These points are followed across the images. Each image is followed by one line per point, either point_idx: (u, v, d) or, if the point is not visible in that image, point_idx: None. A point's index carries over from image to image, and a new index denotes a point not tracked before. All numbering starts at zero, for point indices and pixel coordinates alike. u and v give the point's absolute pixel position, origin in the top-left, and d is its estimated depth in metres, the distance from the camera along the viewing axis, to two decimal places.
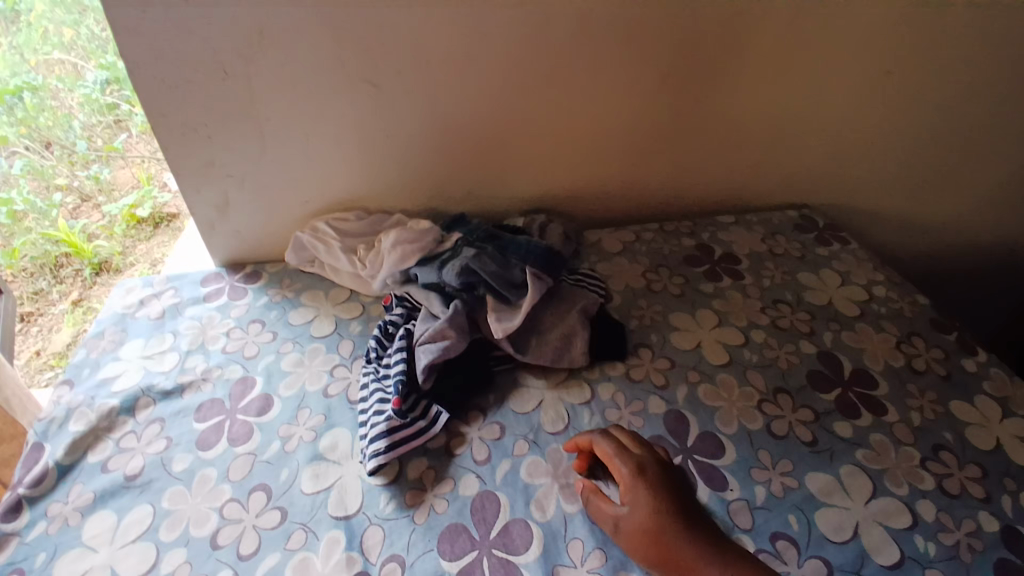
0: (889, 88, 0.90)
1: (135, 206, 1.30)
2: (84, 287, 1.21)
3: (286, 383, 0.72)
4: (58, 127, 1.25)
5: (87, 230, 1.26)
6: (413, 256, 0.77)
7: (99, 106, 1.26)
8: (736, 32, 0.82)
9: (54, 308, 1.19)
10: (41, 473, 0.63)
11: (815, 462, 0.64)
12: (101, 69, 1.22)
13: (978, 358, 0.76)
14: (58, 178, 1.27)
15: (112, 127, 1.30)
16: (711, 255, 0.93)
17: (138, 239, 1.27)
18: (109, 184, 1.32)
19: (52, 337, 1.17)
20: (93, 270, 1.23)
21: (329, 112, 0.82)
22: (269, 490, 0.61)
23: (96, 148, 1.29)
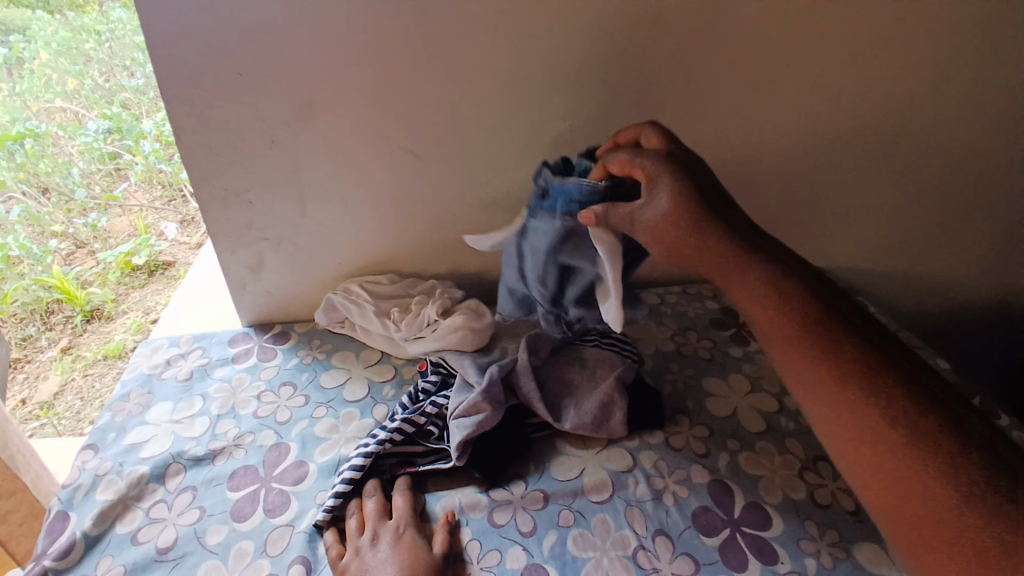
0: (901, 161, 0.95)
1: (131, 253, 1.28)
2: (73, 334, 1.19)
3: (322, 449, 0.71)
4: (57, 172, 1.23)
5: (80, 277, 1.24)
6: (469, 341, 0.76)
7: (100, 154, 1.28)
8: (759, 108, 0.86)
9: (42, 355, 1.16)
10: (67, 544, 0.61)
11: (864, 531, 0.63)
12: (103, 118, 1.25)
13: (1003, 422, 0.77)
14: (54, 225, 1.25)
15: (112, 175, 1.32)
16: (736, 318, 0.94)
17: (132, 286, 1.26)
18: (105, 231, 1.31)
19: (38, 386, 1.14)
20: (84, 316, 1.21)
21: (368, 179, 0.84)
22: (310, 564, 0.59)
23: (95, 196, 1.29)
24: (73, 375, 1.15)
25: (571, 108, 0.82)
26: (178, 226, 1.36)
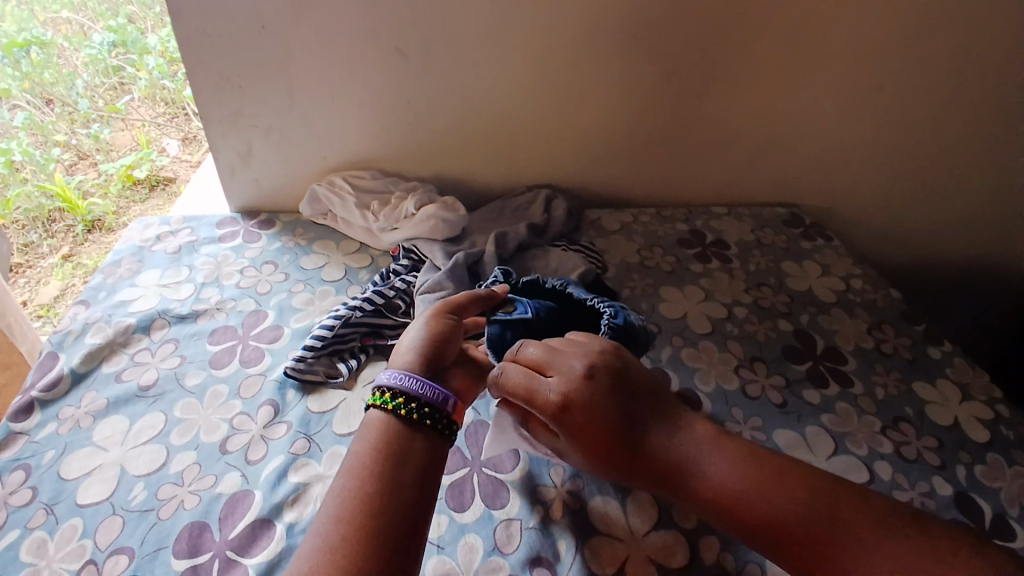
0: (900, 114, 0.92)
1: (132, 166, 1.23)
2: (75, 243, 1.15)
3: (297, 317, 0.77)
4: (61, 83, 1.23)
5: (82, 187, 1.20)
6: (442, 233, 0.84)
7: (105, 67, 1.27)
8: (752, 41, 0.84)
9: (43, 262, 1.13)
10: (56, 378, 0.69)
11: (783, 421, 0.69)
12: (108, 31, 1.26)
13: (943, 348, 0.81)
14: (57, 134, 1.22)
15: (115, 90, 1.29)
16: (703, 239, 0.97)
17: (133, 201, 1.21)
18: (108, 144, 1.27)
19: (39, 289, 1.11)
20: (86, 227, 1.17)
21: (357, 76, 0.86)
22: (277, 406, 0.66)
23: (97, 108, 1.27)
24: (74, 282, 1.12)
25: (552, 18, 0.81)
26: (180, 144, 1.31)
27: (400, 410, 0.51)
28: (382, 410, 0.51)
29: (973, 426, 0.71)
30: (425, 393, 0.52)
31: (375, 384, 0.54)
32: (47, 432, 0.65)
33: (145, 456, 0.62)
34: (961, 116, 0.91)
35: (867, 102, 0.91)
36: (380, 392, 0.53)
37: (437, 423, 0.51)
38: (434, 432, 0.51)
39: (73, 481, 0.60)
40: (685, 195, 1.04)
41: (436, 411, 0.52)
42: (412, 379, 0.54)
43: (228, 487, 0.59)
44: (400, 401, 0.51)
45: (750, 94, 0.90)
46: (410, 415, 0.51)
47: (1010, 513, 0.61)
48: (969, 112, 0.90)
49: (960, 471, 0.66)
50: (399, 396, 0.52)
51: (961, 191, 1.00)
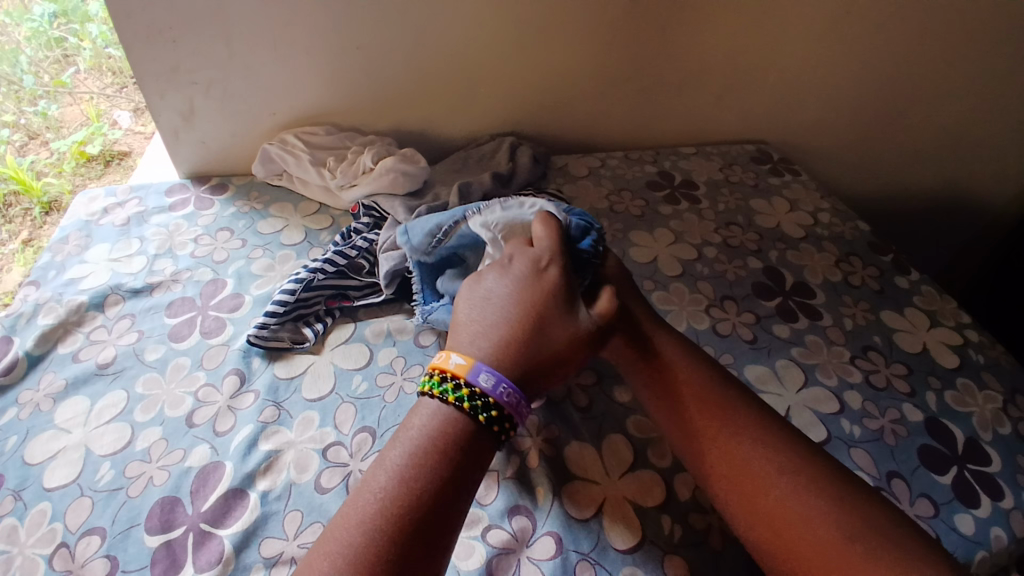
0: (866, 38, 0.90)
1: (84, 142, 1.15)
2: (34, 227, 1.06)
3: (258, 283, 0.75)
4: (3, 60, 1.12)
5: (34, 167, 1.11)
6: (402, 187, 0.81)
7: (47, 40, 1.17)
8: None
9: (2, 249, 1.03)
10: (11, 362, 0.66)
11: (755, 357, 0.70)
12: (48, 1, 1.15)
13: (910, 277, 0.82)
14: (3, 115, 1.13)
15: (60, 63, 1.19)
16: (672, 181, 0.95)
17: (89, 178, 1.13)
18: (58, 121, 1.17)
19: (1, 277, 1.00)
20: (43, 209, 1.08)
21: (299, 22, 0.81)
22: (242, 375, 0.65)
23: (44, 83, 1.17)
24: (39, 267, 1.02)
25: None
26: (132, 116, 1.23)
27: (475, 413, 0.47)
28: (451, 403, 0.48)
29: (940, 350, 0.72)
30: (510, 402, 0.49)
31: (450, 364, 0.50)
32: (6, 419, 0.62)
33: (109, 435, 0.60)
34: (928, 38, 0.89)
35: (833, 27, 0.88)
36: (463, 386, 0.49)
37: (502, 429, 0.49)
38: (493, 441, 0.48)
39: (38, 466, 0.58)
40: (651, 137, 1.02)
41: (509, 423, 0.49)
42: (494, 379, 0.49)
43: (198, 461, 0.57)
44: (476, 402, 0.48)
45: (714, 25, 0.87)
46: (487, 422, 0.48)
47: (980, 437, 0.63)
48: (937, 34, 0.89)
49: (931, 397, 0.67)
50: (479, 398, 0.48)
51: (929, 118, 1.00)
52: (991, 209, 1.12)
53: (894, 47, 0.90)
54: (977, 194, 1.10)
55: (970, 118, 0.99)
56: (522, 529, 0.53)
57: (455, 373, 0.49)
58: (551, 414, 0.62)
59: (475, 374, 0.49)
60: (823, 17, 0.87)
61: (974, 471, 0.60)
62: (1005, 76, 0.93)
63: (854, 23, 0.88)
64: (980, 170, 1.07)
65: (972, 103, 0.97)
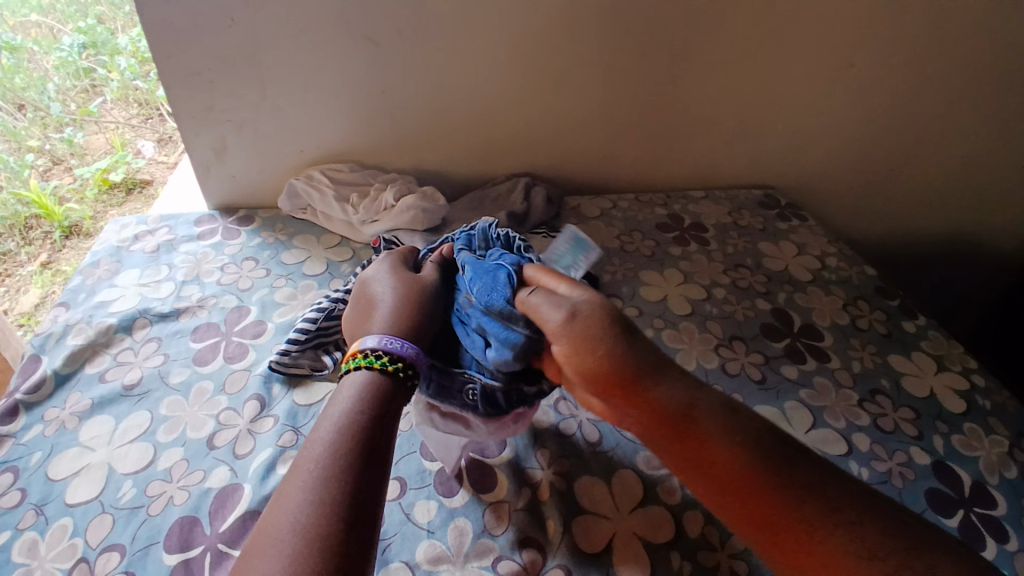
0: (870, 92, 0.94)
1: (107, 170, 1.19)
2: (53, 250, 1.12)
3: (280, 312, 0.78)
4: (32, 88, 1.17)
5: (57, 192, 1.15)
6: (422, 223, 0.85)
7: (75, 70, 1.22)
8: (721, 21, 0.85)
9: (21, 269, 1.09)
10: (39, 381, 0.69)
11: (763, 397, 0.71)
12: (78, 32, 1.21)
13: (917, 321, 0.83)
14: (30, 140, 1.17)
15: (87, 92, 1.25)
16: (681, 223, 0.98)
17: (110, 205, 1.17)
18: (83, 148, 1.22)
19: (19, 298, 1.06)
20: (63, 233, 1.13)
21: (329, 67, 0.86)
22: (263, 400, 0.67)
23: (70, 111, 1.22)
24: (55, 289, 1.08)
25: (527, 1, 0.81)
26: (155, 145, 1.27)
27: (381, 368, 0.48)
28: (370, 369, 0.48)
29: (947, 395, 0.73)
30: (410, 352, 0.50)
31: (354, 349, 0.50)
32: (33, 435, 0.64)
33: (133, 454, 0.62)
34: (930, 91, 0.93)
35: (839, 82, 0.92)
36: (362, 354, 0.49)
37: (408, 377, 0.49)
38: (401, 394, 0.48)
39: (61, 482, 0.60)
40: (661, 180, 1.05)
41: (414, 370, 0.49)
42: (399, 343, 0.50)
43: (218, 482, 0.59)
44: (379, 362, 0.48)
45: (722, 77, 0.91)
46: (395, 372, 0.48)
47: (987, 480, 0.64)
48: (938, 86, 0.92)
49: (938, 440, 0.68)
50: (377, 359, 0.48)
51: (932, 168, 1.03)
52: (996, 257, 1.14)
53: (897, 98, 0.94)
54: (982, 241, 1.12)
55: (972, 166, 1.02)
56: (532, 561, 0.54)
57: (354, 351, 0.50)
58: (563, 446, 0.64)
59: (364, 341, 0.49)
60: (829, 69, 0.91)
61: (981, 515, 0.61)
62: (1005, 126, 0.97)
63: (859, 75, 0.91)
64: (985, 218, 1.09)
65: (974, 152, 1.00)
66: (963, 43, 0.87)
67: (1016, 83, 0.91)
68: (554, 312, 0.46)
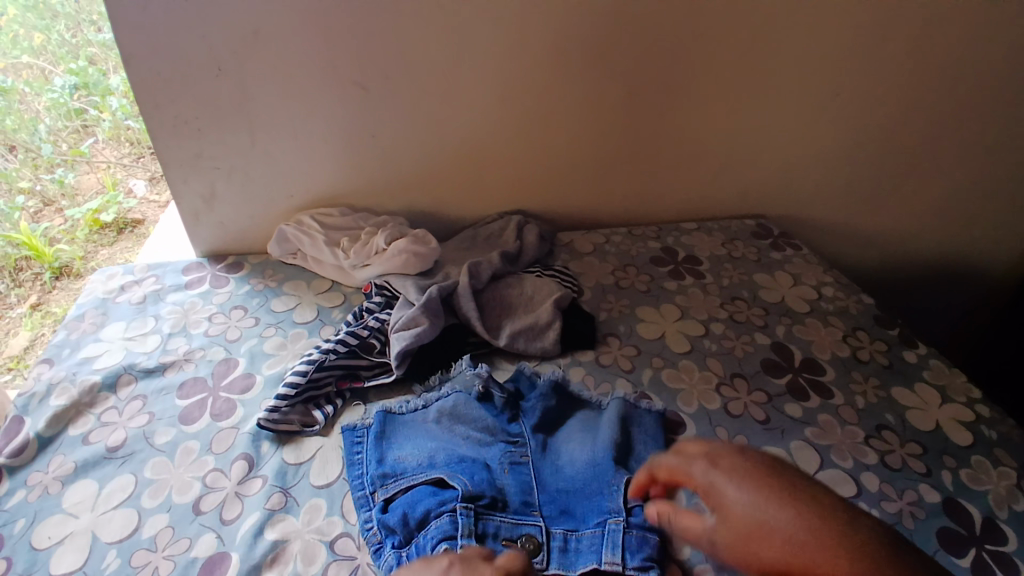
0: (859, 120, 0.94)
1: (98, 211, 1.18)
2: (43, 291, 1.10)
3: (269, 363, 0.76)
4: (23, 129, 1.15)
5: (47, 234, 1.13)
6: (413, 265, 0.83)
7: (66, 111, 1.20)
8: (708, 56, 0.85)
9: (11, 311, 1.07)
10: (22, 443, 0.66)
11: (768, 438, 0.69)
12: (70, 74, 1.17)
13: (918, 351, 0.82)
14: (21, 181, 1.15)
15: (78, 132, 1.23)
16: (675, 256, 0.97)
17: (101, 244, 1.16)
18: (73, 188, 1.19)
19: (8, 341, 1.04)
20: (54, 273, 1.11)
21: (318, 112, 0.86)
22: (251, 460, 0.64)
23: (61, 152, 1.20)
24: (45, 332, 1.05)
25: (513, 41, 0.82)
26: (147, 184, 1.27)
27: None
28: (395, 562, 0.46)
29: (953, 428, 0.71)
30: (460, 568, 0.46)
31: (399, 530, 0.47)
32: (15, 501, 0.62)
33: (117, 520, 0.60)
34: (918, 117, 0.93)
35: (825, 111, 0.93)
36: None
37: None
38: None
39: (44, 552, 0.57)
40: (653, 213, 1.04)
41: None
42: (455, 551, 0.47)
43: (204, 550, 0.56)
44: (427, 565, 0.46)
45: (713, 108, 0.91)
46: None
47: (997, 515, 0.62)
48: (922, 111, 0.93)
49: (946, 476, 0.66)
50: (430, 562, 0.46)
51: (926, 191, 1.03)
52: (994, 277, 1.13)
53: (886, 125, 0.95)
54: (973, 262, 1.12)
55: (961, 189, 1.02)
56: None
57: None
58: None
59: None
60: (818, 96, 0.91)
61: (994, 552, 0.59)
62: (992, 149, 0.97)
63: (847, 102, 0.92)
64: (983, 239, 1.08)
65: (964, 173, 1.00)
66: (946, 70, 0.88)
67: (999, 105, 0.92)
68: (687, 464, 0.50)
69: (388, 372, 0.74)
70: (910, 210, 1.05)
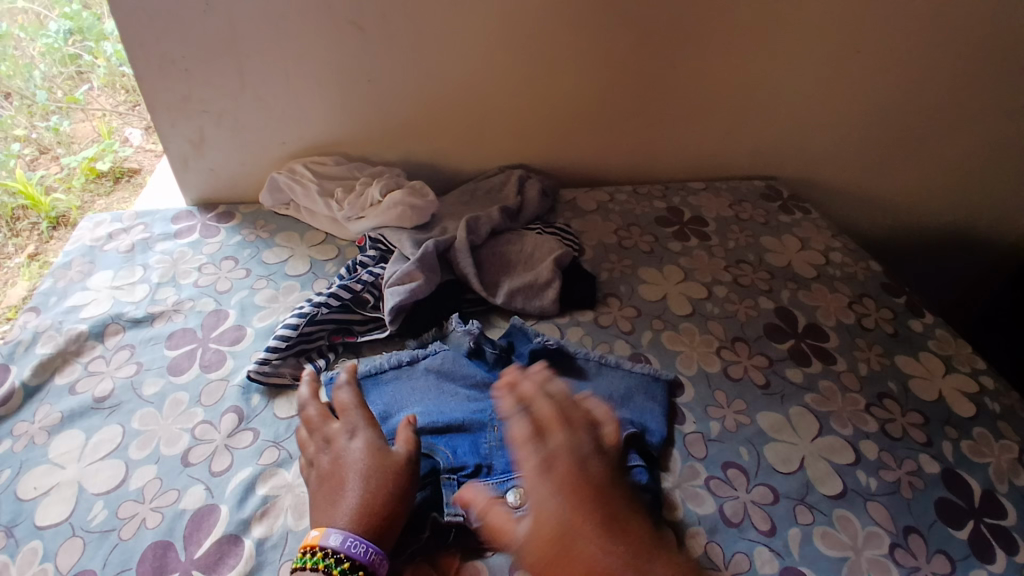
0: (878, 79, 0.90)
1: (94, 158, 1.14)
2: (40, 242, 1.05)
3: (261, 315, 0.74)
4: (17, 75, 1.12)
5: (42, 182, 1.09)
6: (410, 219, 0.80)
7: (61, 57, 1.17)
8: (724, 4, 0.80)
9: (8, 262, 1.02)
10: (7, 393, 0.65)
11: (768, 403, 0.68)
12: (64, 18, 1.16)
13: (924, 320, 0.80)
14: (16, 129, 1.12)
15: (73, 79, 1.19)
16: (681, 217, 0.94)
17: (97, 194, 1.12)
18: (69, 137, 1.16)
19: (5, 291, 0.98)
20: (50, 223, 1.07)
21: (310, 55, 0.82)
22: (241, 412, 0.63)
23: (56, 99, 1.16)
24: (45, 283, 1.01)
25: None
26: (143, 133, 1.22)
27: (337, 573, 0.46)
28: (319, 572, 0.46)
29: (956, 398, 0.70)
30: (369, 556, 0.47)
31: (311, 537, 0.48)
32: (0, 451, 0.61)
33: (104, 471, 0.59)
34: (940, 76, 0.89)
35: (843, 68, 0.88)
36: (320, 552, 0.47)
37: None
38: None
39: (30, 502, 0.57)
40: (660, 171, 1.01)
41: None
42: (362, 541, 0.48)
43: (193, 503, 0.56)
44: (341, 564, 0.46)
45: (726, 61, 0.86)
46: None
47: (996, 488, 0.61)
48: (945, 69, 0.88)
49: (947, 446, 0.65)
50: (332, 556, 0.47)
51: (943, 156, 0.99)
52: (1007, 248, 1.10)
53: (906, 85, 0.90)
54: (982, 228, 1.09)
55: (980, 155, 0.98)
56: None
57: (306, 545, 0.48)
58: None
59: (327, 537, 0.47)
60: (837, 51, 0.86)
61: (991, 525, 0.58)
62: (1015, 112, 0.92)
63: (868, 56, 0.87)
64: (999, 207, 1.05)
65: (985, 138, 0.96)
66: (973, 25, 0.84)
67: None
68: (547, 508, 0.49)
69: (381, 328, 0.72)
70: (925, 175, 1.02)
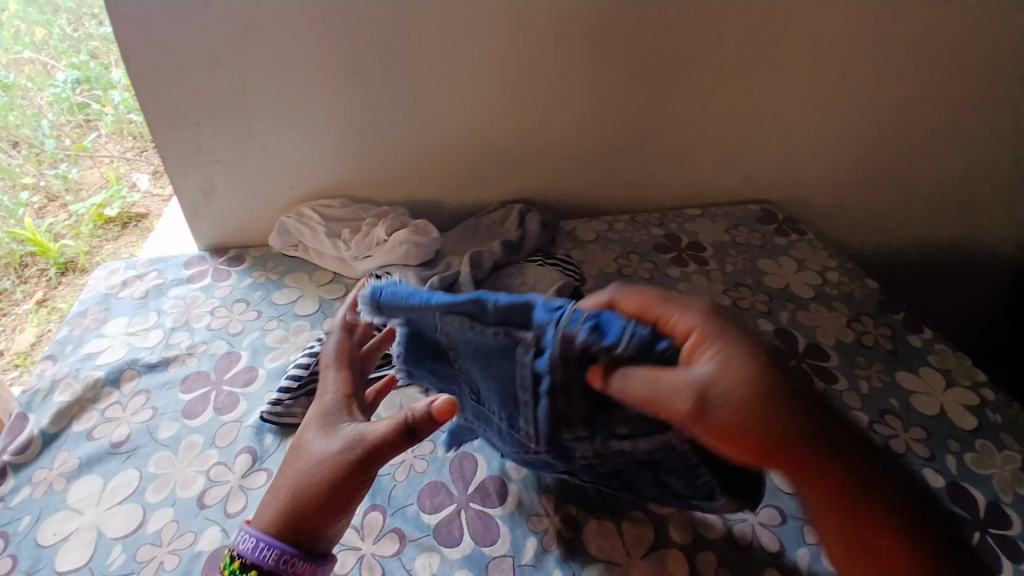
0: (865, 103, 0.92)
1: (102, 205, 1.17)
2: (48, 287, 1.10)
3: (271, 356, 0.76)
4: (26, 125, 1.16)
5: (52, 230, 1.14)
6: (415, 257, 0.83)
7: (69, 105, 1.18)
8: (710, 40, 0.84)
9: (17, 308, 1.07)
10: (27, 441, 0.66)
11: None
12: (71, 68, 1.16)
13: (923, 335, 0.81)
14: (25, 177, 1.17)
15: (82, 127, 1.21)
16: (679, 243, 0.96)
17: (105, 239, 1.15)
18: (77, 183, 1.20)
19: (14, 337, 1.04)
20: (58, 269, 1.11)
21: (315, 103, 0.85)
22: (255, 453, 0.65)
23: (64, 147, 1.20)
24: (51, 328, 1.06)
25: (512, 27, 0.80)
26: (151, 178, 1.25)
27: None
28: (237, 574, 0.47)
29: (958, 412, 0.71)
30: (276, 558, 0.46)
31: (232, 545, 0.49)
32: (21, 497, 0.62)
33: (122, 515, 0.60)
34: (926, 98, 0.92)
35: (829, 95, 0.91)
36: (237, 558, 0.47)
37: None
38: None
39: (51, 547, 0.58)
40: (657, 199, 1.03)
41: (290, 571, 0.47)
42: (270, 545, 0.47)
43: (209, 543, 0.57)
44: (248, 568, 0.47)
45: (715, 92, 0.89)
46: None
47: (1001, 499, 0.62)
48: (930, 92, 0.91)
49: (951, 460, 0.66)
50: (246, 563, 0.47)
51: (934, 175, 1.01)
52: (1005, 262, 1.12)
53: (893, 108, 0.93)
54: (979, 244, 1.10)
55: (971, 172, 1.00)
56: None
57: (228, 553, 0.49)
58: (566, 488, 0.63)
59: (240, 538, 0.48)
60: (823, 79, 0.89)
61: (997, 537, 0.58)
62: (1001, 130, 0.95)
63: (853, 83, 0.90)
64: (993, 222, 1.07)
65: (974, 156, 0.98)
66: (954, 50, 0.87)
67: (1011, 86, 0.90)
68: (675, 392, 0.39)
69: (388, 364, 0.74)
70: (919, 193, 1.03)
